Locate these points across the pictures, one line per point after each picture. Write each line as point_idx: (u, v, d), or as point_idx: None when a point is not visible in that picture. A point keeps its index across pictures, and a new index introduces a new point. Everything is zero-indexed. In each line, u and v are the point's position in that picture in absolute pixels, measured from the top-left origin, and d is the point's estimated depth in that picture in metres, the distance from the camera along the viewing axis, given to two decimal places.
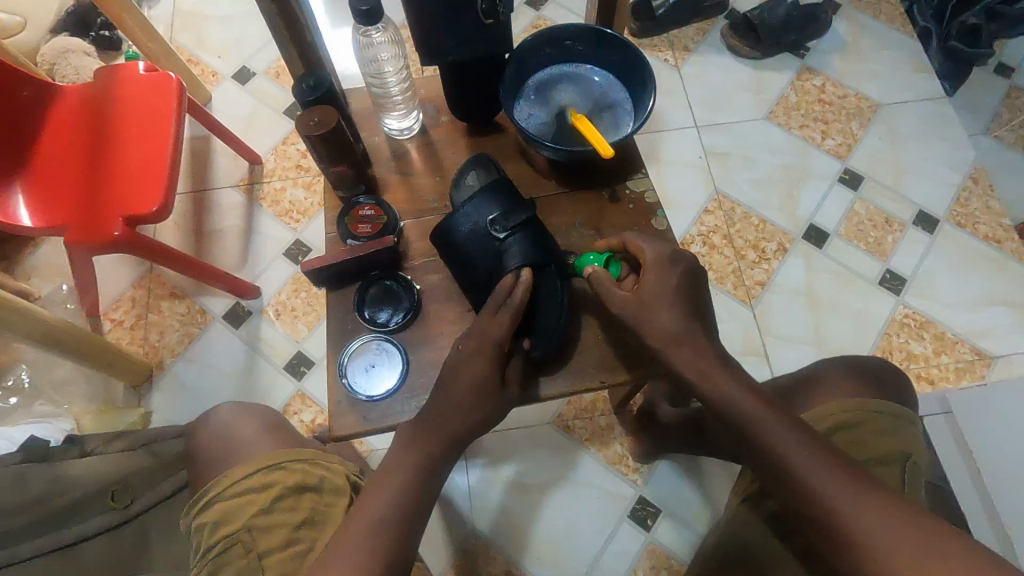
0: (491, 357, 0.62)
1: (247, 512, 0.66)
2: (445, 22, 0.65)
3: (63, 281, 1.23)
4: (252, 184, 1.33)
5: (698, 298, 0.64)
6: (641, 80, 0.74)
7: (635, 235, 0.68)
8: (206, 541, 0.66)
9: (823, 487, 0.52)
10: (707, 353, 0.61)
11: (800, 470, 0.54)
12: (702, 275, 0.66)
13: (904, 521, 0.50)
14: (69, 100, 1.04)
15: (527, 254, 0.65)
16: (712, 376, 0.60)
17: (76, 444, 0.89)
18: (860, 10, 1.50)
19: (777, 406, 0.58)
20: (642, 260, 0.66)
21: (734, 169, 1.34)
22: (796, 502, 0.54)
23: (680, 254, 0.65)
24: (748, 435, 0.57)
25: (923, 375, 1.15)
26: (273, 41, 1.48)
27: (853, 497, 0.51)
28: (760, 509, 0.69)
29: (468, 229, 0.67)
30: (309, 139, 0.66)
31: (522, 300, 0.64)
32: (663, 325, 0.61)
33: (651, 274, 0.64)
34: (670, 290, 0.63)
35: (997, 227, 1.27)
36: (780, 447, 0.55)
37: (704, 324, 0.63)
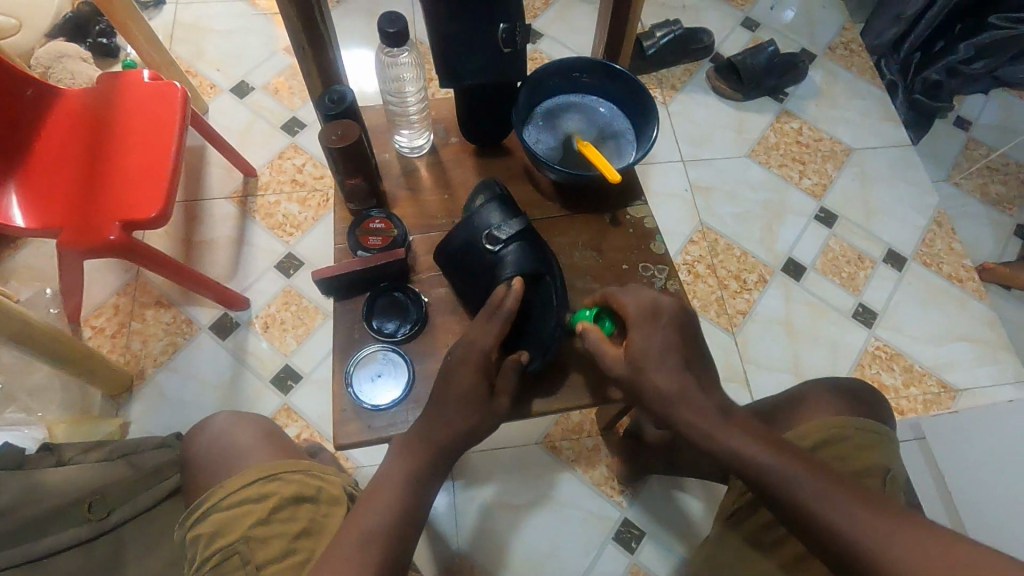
0: (485, 369, 0.63)
1: (244, 523, 0.65)
2: (466, 46, 0.69)
3: (44, 285, 1.20)
4: (246, 196, 1.33)
5: (688, 346, 0.66)
6: (644, 113, 0.78)
7: (619, 290, 0.69)
8: (200, 552, 0.65)
9: (842, 519, 0.52)
10: (704, 403, 0.62)
11: (814, 504, 0.53)
12: (688, 321, 0.68)
13: (927, 537, 0.49)
14: (69, 103, 1.04)
15: (522, 263, 0.67)
16: (716, 429, 0.60)
17: (54, 453, 0.87)
18: (833, 61, 1.61)
19: (777, 442, 0.58)
20: (627, 316, 0.67)
21: (717, 203, 1.40)
22: (819, 540, 0.53)
23: (666, 307, 0.67)
24: (757, 477, 0.57)
25: (894, 405, 1.20)
26: (274, 56, 1.50)
27: (881, 531, 0.50)
28: (750, 521, 0.72)
29: (465, 242, 0.69)
30: (331, 151, 0.68)
31: (513, 308, 0.64)
32: (659, 382, 0.63)
33: (637, 332, 0.65)
34: (658, 347, 0.64)
35: (959, 267, 1.35)
36: (790, 485, 0.54)
37: (696, 375, 0.64)
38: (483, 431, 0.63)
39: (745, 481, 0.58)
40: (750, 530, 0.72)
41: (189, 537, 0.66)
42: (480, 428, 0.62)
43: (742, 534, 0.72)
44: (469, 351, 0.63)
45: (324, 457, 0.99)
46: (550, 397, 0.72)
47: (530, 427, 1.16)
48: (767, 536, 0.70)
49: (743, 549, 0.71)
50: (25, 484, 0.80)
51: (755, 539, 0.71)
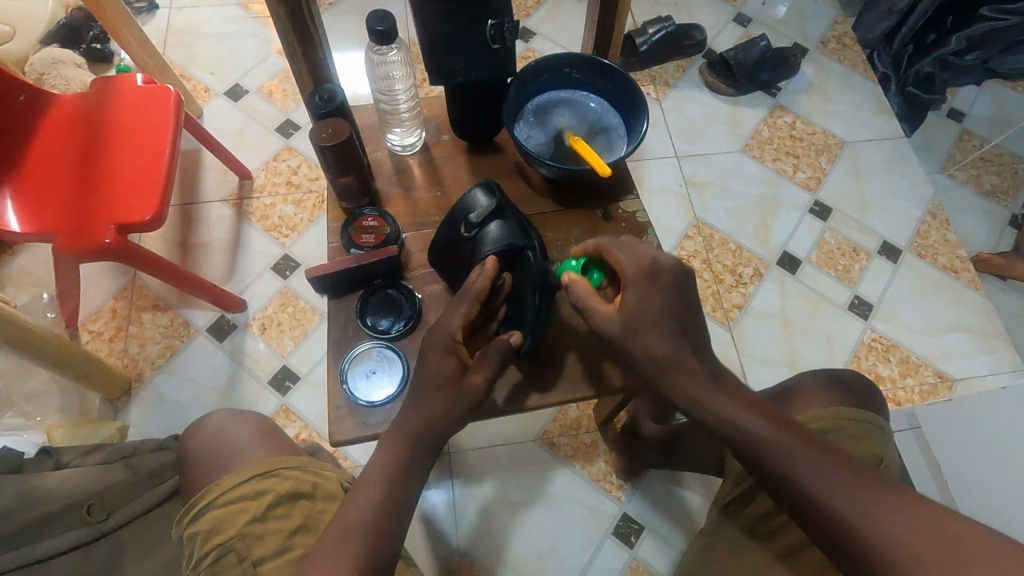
0: (457, 349, 0.63)
1: (239, 521, 0.64)
2: (455, 43, 0.69)
3: (41, 290, 1.20)
4: (241, 199, 1.33)
5: (685, 311, 0.63)
6: (634, 107, 0.79)
7: (614, 246, 0.67)
8: (197, 550, 0.64)
9: (827, 490, 0.52)
10: (695, 370, 0.61)
11: (799, 473, 0.53)
12: (687, 281, 0.65)
13: (906, 506, 0.50)
14: (63, 107, 1.05)
15: (498, 242, 0.68)
16: (705, 396, 0.60)
17: (52, 457, 0.86)
18: (825, 55, 1.61)
19: (767, 411, 0.58)
20: (623, 274, 0.65)
21: (711, 198, 1.41)
22: (800, 507, 0.53)
23: (664, 264, 0.64)
24: (743, 443, 0.57)
25: (891, 396, 1.20)
26: (267, 59, 1.50)
27: (866, 499, 0.51)
28: (738, 517, 0.72)
29: (448, 237, 0.71)
30: (322, 149, 0.68)
31: (483, 286, 0.64)
32: (650, 347, 0.61)
33: (631, 290, 0.63)
34: (652, 308, 0.62)
35: (953, 258, 1.36)
36: (778, 452, 0.55)
37: (693, 343, 0.62)
38: (456, 413, 0.61)
39: (734, 451, 0.58)
40: (745, 518, 0.71)
41: (185, 536, 0.66)
42: (454, 404, 0.61)
43: (737, 524, 0.72)
44: (441, 331, 0.63)
45: (323, 457, 1.00)
46: (545, 392, 0.72)
47: (528, 425, 1.16)
48: (765, 523, 0.70)
49: (738, 533, 0.71)
50: (21, 488, 0.80)
51: (740, 536, 0.71)
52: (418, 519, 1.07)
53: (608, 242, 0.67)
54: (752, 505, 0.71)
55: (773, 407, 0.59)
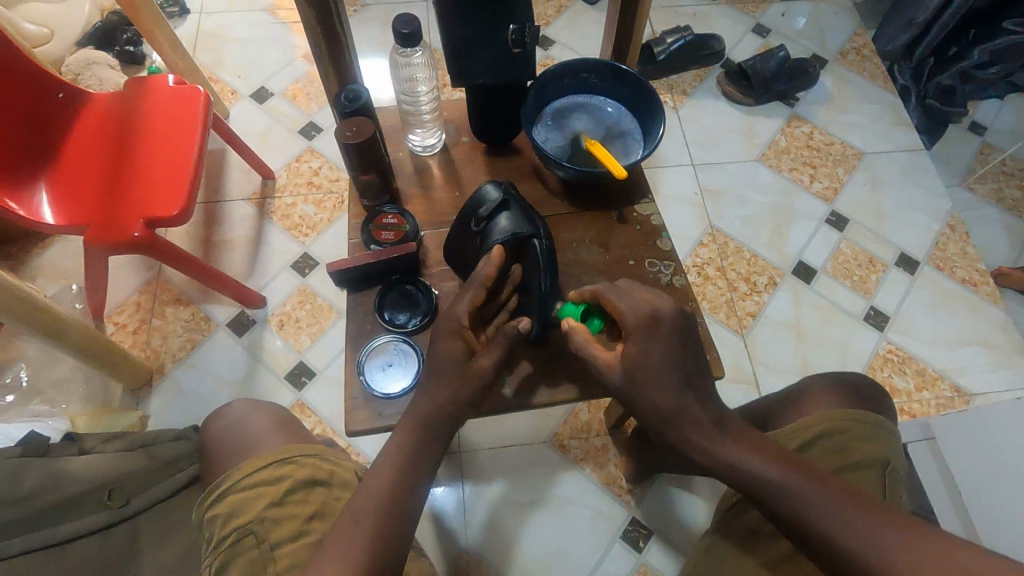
0: (465, 334, 0.64)
1: (258, 505, 0.66)
2: (477, 46, 0.71)
3: (69, 282, 1.24)
4: (264, 198, 1.37)
5: (688, 357, 0.62)
6: (651, 112, 0.80)
7: (613, 295, 0.65)
8: (216, 532, 0.66)
9: (844, 534, 0.52)
10: (699, 416, 0.60)
11: (814, 518, 0.53)
12: (689, 330, 0.63)
13: (924, 543, 0.50)
14: (98, 105, 1.08)
15: (504, 231, 0.70)
16: (712, 443, 0.59)
17: (75, 442, 0.89)
18: (844, 66, 1.62)
19: (774, 453, 0.58)
20: (623, 325, 0.63)
21: (726, 206, 1.41)
22: (820, 553, 0.53)
23: (665, 315, 0.62)
24: (756, 490, 0.57)
25: (906, 408, 1.19)
26: (293, 63, 1.54)
27: (877, 536, 0.51)
28: (738, 524, 0.72)
29: (459, 232, 0.73)
30: (346, 146, 0.70)
31: (489, 272, 0.66)
32: (654, 400, 0.60)
33: (632, 342, 0.61)
34: (654, 361, 0.60)
35: (973, 271, 1.34)
36: (792, 500, 0.55)
37: (697, 392, 0.61)
38: (465, 396, 0.63)
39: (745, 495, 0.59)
40: (749, 519, 0.71)
41: (206, 518, 0.68)
42: (462, 391, 0.62)
43: (741, 523, 0.72)
44: (448, 318, 0.65)
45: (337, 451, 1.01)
46: (555, 387, 0.74)
47: (539, 426, 1.17)
48: (765, 525, 0.70)
49: (743, 536, 0.71)
50: (50, 470, 0.84)
51: (740, 541, 0.71)
52: (427, 515, 1.09)
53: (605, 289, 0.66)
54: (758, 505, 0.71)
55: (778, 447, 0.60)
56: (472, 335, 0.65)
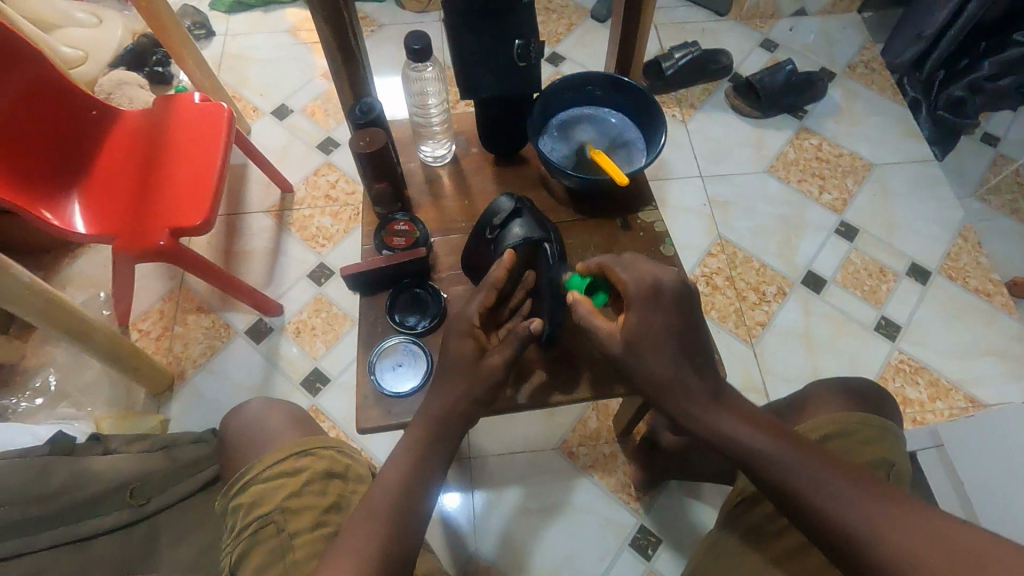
0: (475, 334, 0.67)
1: (279, 495, 0.68)
2: (484, 61, 0.75)
3: (97, 291, 1.29)
4: (283, 210, 1.42)
5: (686, 331, 0.63)
6: (653, 122, 0.83)
7: (618, 265, 0.66)
8: (240, 521, 0.68)
9: (836, 506, 0.52)
10: (696, 390, 0.62)
11: (807, 491, 0.54)
12: (689, 300, 0.65)
13: (916, 517, 0.50)
14: (128, 122, 1.14)
15: (516, 237, 0.72)
16: (707, 414, 0.61)
17: (100, 442, 0.92)
18: (853, 79, 1.63)
19: (771, 427, 0.59)
20: (626, 293, 0.64)
21: (735, 217, 1.42)
22: (813, 528, 0.53)
23: (667, 286, 0.64)
24: (748, 460, 0.58)
25: (919, 418, 1.18)
26: (312, 82, 1.60)
27: (870, 510, 0.51)
28: (739, 523, 0.73)
29: (474, 242, 0.76)
30: (360, 156, 0.74)
31: (499, 274, 0.68)
32: (653, 369, 0.62)
33: (633, 312, 0.63)
34: (654, 330, 0.62)
35: (986, 281, 1.34)
36: (785, 471, 0.55)
37: (696, 365, 0.63)
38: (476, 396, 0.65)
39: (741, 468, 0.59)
40: (754, 517, 0.71)
41: (231, 508, 0.70)
42: (471, 391, 0.65)
43: (746, 521, 0.72)
44: (460, 319, 0.67)
45: None
46: (562, 389, 0.75)
47: (548, 433, 1.19)
48: (770, 524, 0.70)
49: (749, 537, 0.71)
50: (73, 470, 0.85)
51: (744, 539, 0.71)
52: (438, 519, 1.10)
53: (609, 259, 0.67)
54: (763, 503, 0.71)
55: (776, 422, 0.61)
56: (483, 335, 0.67)
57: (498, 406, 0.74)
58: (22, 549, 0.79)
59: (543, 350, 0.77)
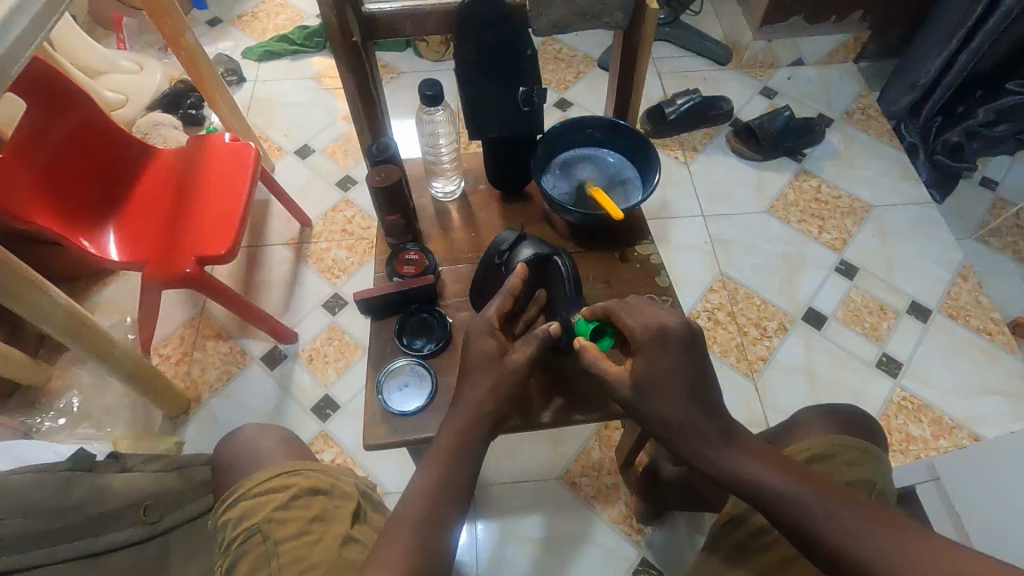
0: (495, 334, 0.70)
1: (267, 508, 0.72)
2: (491, 105, 0.81)
3: (123, 316, 1.36)
4: (301, 243, 1.49)
5: (697, 374, 0.64)
6: (649, 162, 0.88)
7: (625, 312, 0.69)
8: (228, 532, 0.72)
9: (853, 542, 0.53)
10: (709, 432, 0.63)
11: (825, 530, 0.55)
12: (698, 343, 0.66)
13: (934, 551, 0.51)
14: (163, 159, 1.23)
15: (525, 254, 0.78)
16: (718, 455, 0.62)
17: (117, 460, 0.95)
18: (850, 125, 1.69)
19: (783, 466, 0.61)
20: (634, 339, 0.67)
21: (736, 255, 1.46)
22: (833, 566, 0.54)
23: (673, 329, 0.65)
24: (762, 500, 0.59)
25: (923, 455, 1.18)
26: (334, 124, 1.71)
27: (884, 543, 0.52)
28: (727, 539, 0.74)
29: (483, 272, 0.81)
30: (375, 190, 0.80)
31: (515, 282, 0.73)
32: (662, 410, 0.64)
33: (642, 358, 0.65)
34: (661, 372, 0.64)
35: (987, 320, 1.35)
36: (803, 510, 0.56)
37: (705, 402, 0.64)
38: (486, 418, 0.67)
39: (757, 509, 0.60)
40: (739, 535, 0.74)
41: (220, 522, 0.74)
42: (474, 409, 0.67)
43: (732, 538, 0.74)
44: (479, 326, 0.71)
45: None
46: (560, 412, 0.79)
47: (551, 463, 1.21)
48: (754, 540, 0.72)
49: (737, 554, 0.72)
50: (92, 485, 0.88)
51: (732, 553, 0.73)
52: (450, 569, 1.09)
53: (615, 305, 0.70)
54: (748, 524, 0.74)
55: (786, 460, 0.62)
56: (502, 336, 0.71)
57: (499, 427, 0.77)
58: (39, 562, 0.80)
59: (542, 375, 0.81)
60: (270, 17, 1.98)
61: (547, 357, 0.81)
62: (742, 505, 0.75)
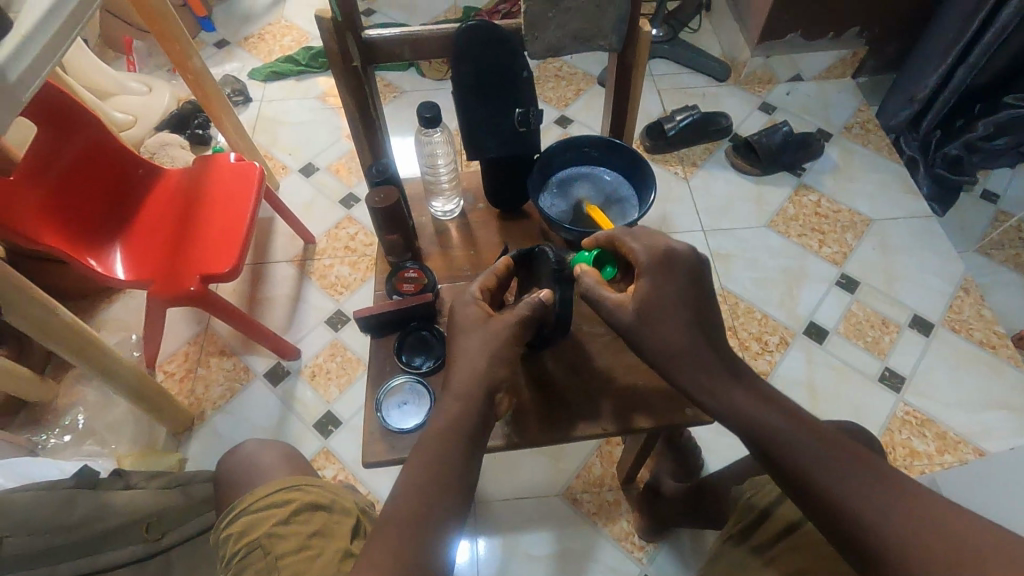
0: (479, 302, 0.73)
1: (266, 524, 0.72)
2: (488, 125, 0.83)
3: (128, 333, 1.37)
4: (305, 260, 1.50)
5: (702, 307, 0.65)
6: (645, 181, 0.90)
7: (628, 236, 0.68)
8: (228, 548, 0.72)
9: (832, 478, 0.55)
10: (710, 366, 0.64)
11: (809, 464, 0.56)
12: (704, 273, 0.66)
13: (906, 493, 0.53)
14: (169, 178, 1.25)
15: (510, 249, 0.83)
16: (720, 390, 0.63)
17: (121, 478, 0.95)
18: (849, 139, 1.70)
19: (785, 407, 0.61)
20: (637, 261, 0.66)
21: (737, 269, 1.47)
22: (819, 508, 0.55)
23: (680, 255, 0.66)
24: (761, 436, 0.59)
25: (927, 471, 1.17)
26: (338, 143, 1.73)
27: (875, 493, 0.53)
28: (741, 546, 0.74)
29: None
30: (375, 210, 0.81)
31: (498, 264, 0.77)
32: (665, 339, 0.64)
33: (644, 279, 0.65)
34: (665, 298, 0.64)
35: (990, 333, 1.35)
36: (790, 444, 0.58)
37: (710, 337, 0.65)
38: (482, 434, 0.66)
39: (752, 445, 0.61)
40: (751, 542, 0.74)
41: (222, 538, 0.74)
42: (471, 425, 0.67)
43: (742, 546, 0.74)
44: (464, 295, 0.74)
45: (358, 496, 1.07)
46: (558, 428, 0.79)
47: (553, 479, 1.20)
48: (766, 550, 0.72)
49: (743, 558, 0.73)
50: (95, 502, 0.88)
51: (746, 559, 0.72)
52: None
53: (618, 231, 0.70)
54: (761, 529, 0.74)
55: (788, 403, 0.62)
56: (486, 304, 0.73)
57: (498, 443, 0.78)
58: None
59: (539, 392, 0.81)
60: (276, 38, 2.02)
61: (545, 375, 0.82)
62: (752, 516, 0.76)
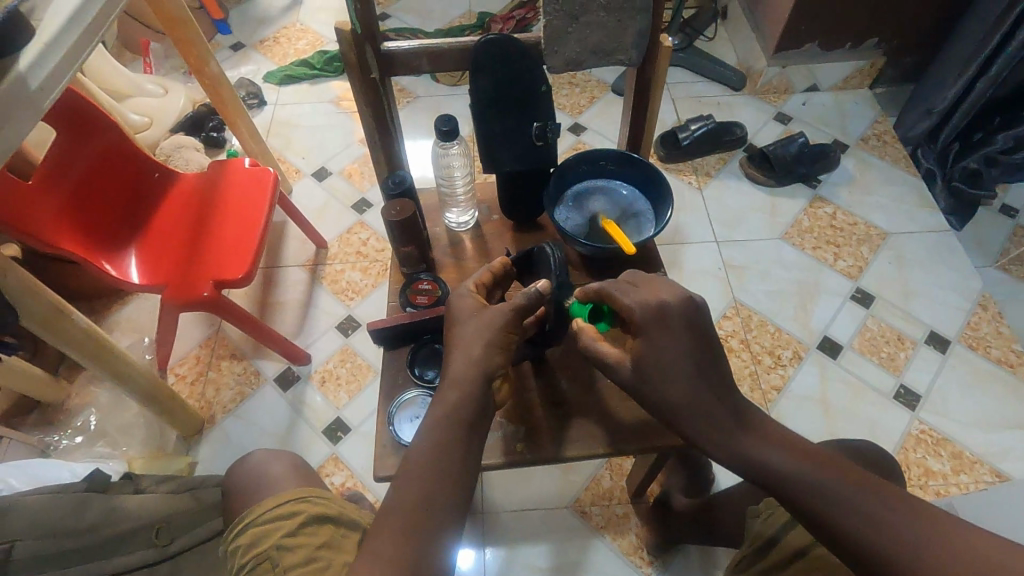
0: (475, 296, 0.73)
1: (275, 535, 0.72)
2: (504, 139, 0.82)
3: (141, 335, 1.38)
4: (317, 264, 1.51)
5: (700, 351, 0.63)
6: (661, 196, 0.89)
7: (618, 292, 0.67)
8: (237, 560, 0.72)
9: (863, 522, 0.53)
10: (716, 413, 0.62)
11: (841, 515, 0.54)
12: (700, 319, 0.64)
13: (945, 533, 0.52)
14: (184, 182, 1.26)
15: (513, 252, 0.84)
16: (730, 438, 0.61)
17: (132, 481, 0.94)
18: (866, 150, 1.68)
19: (794, 448, 0.60)
20: (632, 318, 0.65)
21: (750, 281, 1.46)
22: (847, 552, 0.54)
23: (672, 308, 0.64)
24: (778, 483, 0.58)
25: (943, 491, 1.15)
26: (351, 147, 1.74)
27: (898, 525, 0.52)
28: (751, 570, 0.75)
29: None
30: (390, 223, 0.81)
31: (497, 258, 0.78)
32: (669, 392, 0.63)
33: (641, 340, 0.64)
34: (664, 355, 0.63)
35: (1008, 352, 1.32)
36: (811, 491, 0.56)
37: (712, 383, 0.63)
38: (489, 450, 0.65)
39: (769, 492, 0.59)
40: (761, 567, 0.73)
41: (231, 549, 0.74)
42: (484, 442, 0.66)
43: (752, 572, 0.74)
44: (459, 289, 0.74)
45: None
46: (569, 444, 0.78)
47: (561, 491, 1.20)
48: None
49: None
50: (105, 506, 0.88)
51: None
52: None
53: (609, 286, 0.69)
54: (773, 552, 0.73)
55: (796, 441, 0.62)
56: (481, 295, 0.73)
57: (510, 459, 0.77)
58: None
59: (550, 406, 0.81)
60: (291, 42, 2.03)
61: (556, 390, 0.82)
62: (761, 541, 0.75)
